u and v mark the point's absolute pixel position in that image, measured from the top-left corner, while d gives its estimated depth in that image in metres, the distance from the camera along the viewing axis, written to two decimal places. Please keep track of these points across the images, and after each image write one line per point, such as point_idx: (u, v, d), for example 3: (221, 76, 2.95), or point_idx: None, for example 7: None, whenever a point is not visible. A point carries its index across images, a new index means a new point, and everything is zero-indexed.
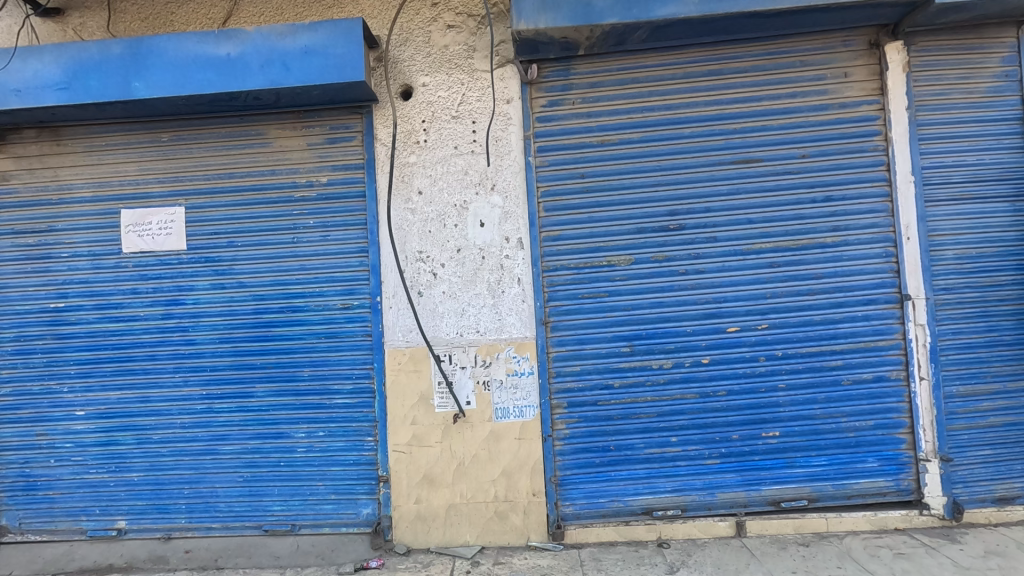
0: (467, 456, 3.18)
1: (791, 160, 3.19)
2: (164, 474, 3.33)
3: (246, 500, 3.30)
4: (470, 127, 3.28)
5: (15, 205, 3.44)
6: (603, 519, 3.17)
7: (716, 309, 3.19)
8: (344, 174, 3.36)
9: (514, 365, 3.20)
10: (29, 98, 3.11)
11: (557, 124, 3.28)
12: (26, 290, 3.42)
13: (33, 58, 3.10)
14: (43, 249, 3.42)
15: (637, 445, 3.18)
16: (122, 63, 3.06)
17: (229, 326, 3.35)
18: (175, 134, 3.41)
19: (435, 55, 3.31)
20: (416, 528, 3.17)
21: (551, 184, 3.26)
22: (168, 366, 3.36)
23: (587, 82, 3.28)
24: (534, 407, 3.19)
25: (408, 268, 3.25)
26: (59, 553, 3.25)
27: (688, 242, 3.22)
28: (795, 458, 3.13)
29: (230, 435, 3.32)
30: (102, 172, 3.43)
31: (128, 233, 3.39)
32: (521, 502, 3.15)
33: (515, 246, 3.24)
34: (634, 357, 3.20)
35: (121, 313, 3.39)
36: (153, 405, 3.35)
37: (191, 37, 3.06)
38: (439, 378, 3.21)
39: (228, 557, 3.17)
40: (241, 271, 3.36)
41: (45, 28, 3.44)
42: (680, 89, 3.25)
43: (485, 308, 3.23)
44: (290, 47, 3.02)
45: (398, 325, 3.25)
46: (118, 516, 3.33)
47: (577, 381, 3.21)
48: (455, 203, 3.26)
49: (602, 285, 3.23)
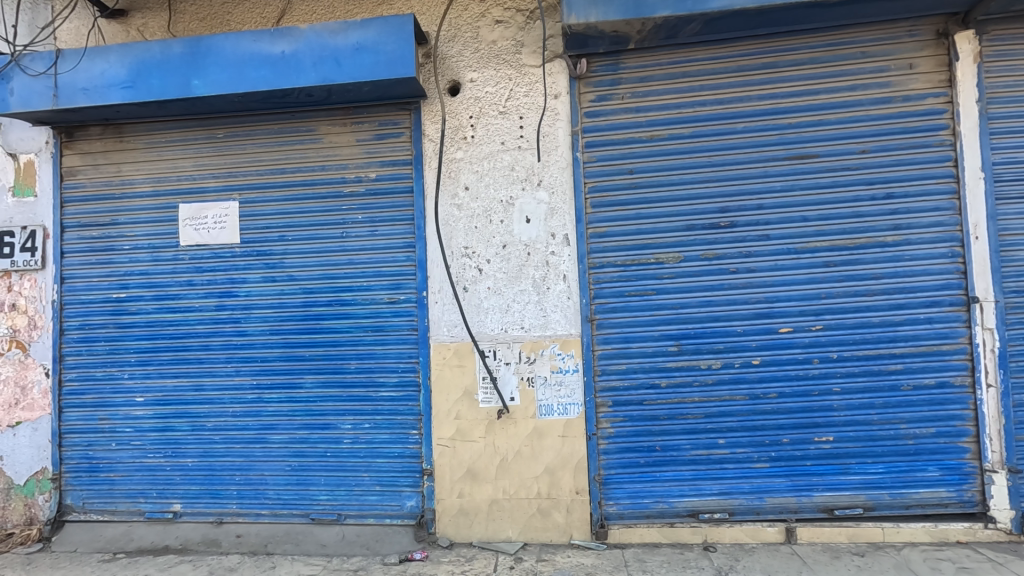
0: (510, 452, 3.18)
1: (850, 156, 3.07)
2: (217, 460, 3.44)
3: (293, 488, 3.37)
4: (518, 123, 3.27)
5: (82, 199, 3.60)
6: (647, 520, 3.12)
7: (767, 309, 3.10)
8: (392, 169, 3.39)
9: (559, 362, 3.18)
10: (96, 97, 3.24)
11: (605, 119, 3.24)
12: (90, 280, 3.58)
13: (100, 59, 3.23)
14: (107, 241, 3.57)
15: (683, 446, 3.12)
16: (183, 63, 3.17)
17: (279, 318, 3.43)
18: (231, 130, 3.51)
19: (483, 51, 3.31)
20: (459, 522, 3.19)
21: (598, 180, 3.23)
22: (221, 356, 3.46)
23: (636, 77, 3.23)
24: (578, 405, 3.17)
25: (454, 263, 3.27)
26: (118, 533, 3.39)
27: (739, 240, 3.14)
28: (850, 464, 3.03)
29: (278, 424, 3.40)
30: (161, 168, 3.55)
31: (186, 227, 3.51)
32: (564, 500, 3.14)
33: (561, 242, 3.22)
34: (682, 356, 3.14)
35: (177, 304, 3.51)
36: (207, 394, 3.46)
37: (247, 37, 3.14)
38: (483, 374, 3.22)
39: (277, 543, 3.26)
40: (291, 264, 3.43)
41: (110, 29, 3.58)
42: (732, 83, 3.17)
43: (530, 305, 3.22)
44: (343, 45, 3.06)
45: (443, 319, 3.27)
46: (173, 499, 3.45)
47: (622, 380, 3.17)
48: (502, 199, 3.26)
49: (649, 284, 3.18)
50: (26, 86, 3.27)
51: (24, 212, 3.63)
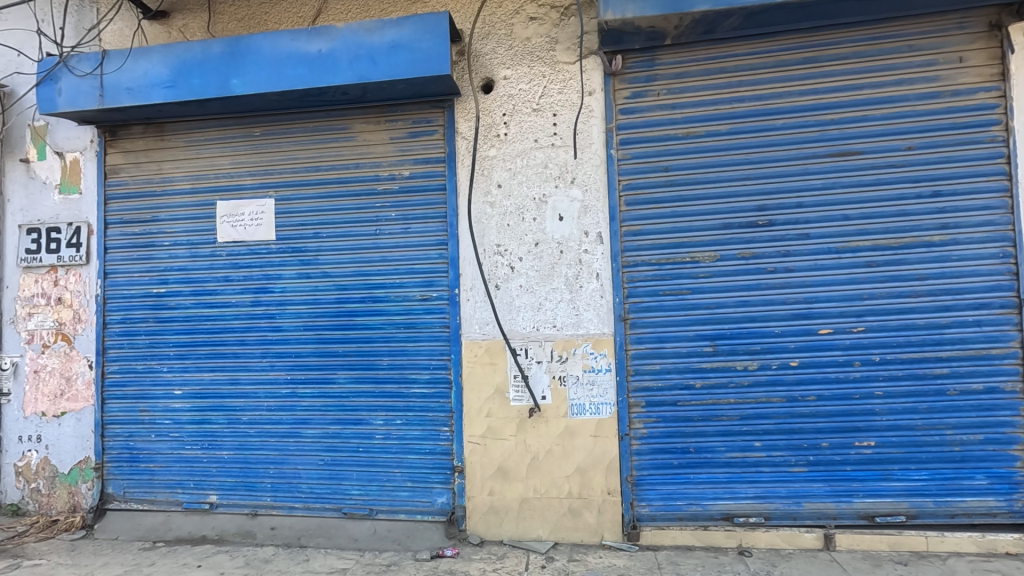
0: (541, 450, 3.17)
1: (895, 152, 2.98)
2: (252, 453, 3.50)
3: (326, 482, 3.41)
4: (552, 120, 3.26)
5: (124, 196, 3.70)
6: (680, 522, 3.08)
7: (806, 310, 3.03)
8: (425, 167, 3.40)
9: (591, 361, 3.16)
10: (139, 96, 3.31)
11: (640, 116, 3.20)
12: (132, 275, 3.67)
13: (144, 59, 3.31)
14: (147, 237, 3.66)
15: (717, 448, 3.07)
16: (223, 62, 3.23)
17: (313, 314, 3.47)
18: (267, 128, 3.57)
19: (516, 48, 3.30)
20: (489, 520, 3.19)
21: (632, 178, 3.19)
22: (256, 350, 3.52)
23: (672, 73, 3.18)
24: (610, 404, 3.14)
25: (486, 261, 3.27)
26: (157, 522, 3.48)
27: (777, 239, 3.07)
28: (892, 470, 2.94)
29: (312, 419, 3.45)
30: (200, 166, 3.63)
31: (223, 224, 3.58)
32: (595, 500, 3.12)
33: (595, 241, 3.19)
34: (717, 357, 3.09)
35: (215, 299, 3.58)
36: (242, 387, 3.53)
37: (285, 36, 3.18)
38: (515, 372, 3.22)
39: (310, 536, 3.30)
40: (325, 261, 3.47)
41: (152, 30, 3.67)
42: (771, 79, 3.10)
43: (562, 303, 3.21)
44: (378, 43, 3.08)
45: (475, 317, 3.28)
46: (209, 490, 3.52)
47: (656, 380, 3.13)
48: (535, 196, 3.25)
49: (684, 283, 3.13)
50: (74, 86, 3.37)
51: (70, 210, 3.74)
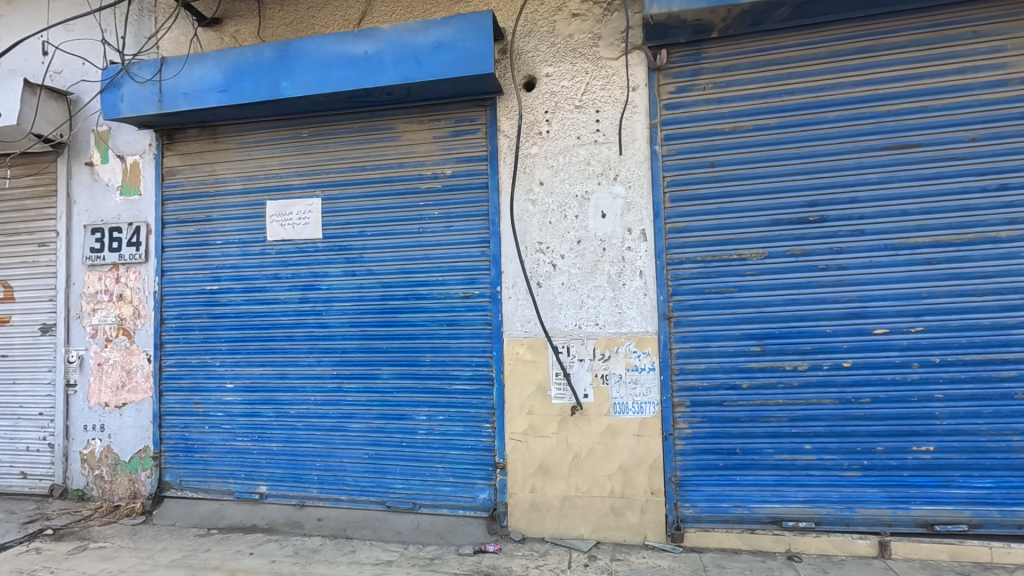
0: (583, 449, 3.16)
1: (958, 144, 2.84)
2: (300, 446, 3.60)
3: (371, 476, 3.48)
4: (594, 116, 3.24)
5: (180, 197, 3.85)
6: (726, 524, 3.02)
7: (860, 309, 2.93)
8: (468, 165, 3.43)
9: (634, 359, 3.14)
10: (195, 101, 3.46)
11: (685, 111, 3.15)
12: (187, 273, 3.82)
13: (200, 64, 3.44)
14: (201, 236, 3.80)
15: (765, 450, 3.00)
16: (273, 66, 3.33)
17: (358, 311, 3.54)
18: (315, 130, 3.66)
19: (559, 45, 3.30)
20: (531, 517, 3.20)
21: (677, 174, 3.14)
22: (304, 346, 3.62)
23: (719, 66, 3.12)
24: (654, 404, 3.10)
25: (528, 258, 3.28)
26: (211, 510, 3.62)
27: (830, 236, 2.97)
28: (952, 477, 2.81)
29: (356, 413, 3.52)
30: (251, 166, 3.75)
31: (272, 223, 3.69)
32: (638, 500, 3.09)
33: (638, 238, 3.16)
34: (765, 357, 3.01)
35: (264, 296, 3.69)
36: (290, 381, 3.63)
37: (333, 39, 3.26)
38: (556, 369, 3.21)
39: (355, 528, 3.37)
40: (370, 259, 3.54)
41: (207, 36, 3.81)
42: (824, 70, 3.00)
43: (604, 301, 3.19)
44: (423, 43, 3.12)
45: (517, 315, 3.29)
46: (259, 481, 3.64)
47: (701, 379, 3.08)
48: (577, 194, 3.24)
49: (730, 281, 3.06)
50: (135, 92, 3.54)
51: (130, 210, 3.92)
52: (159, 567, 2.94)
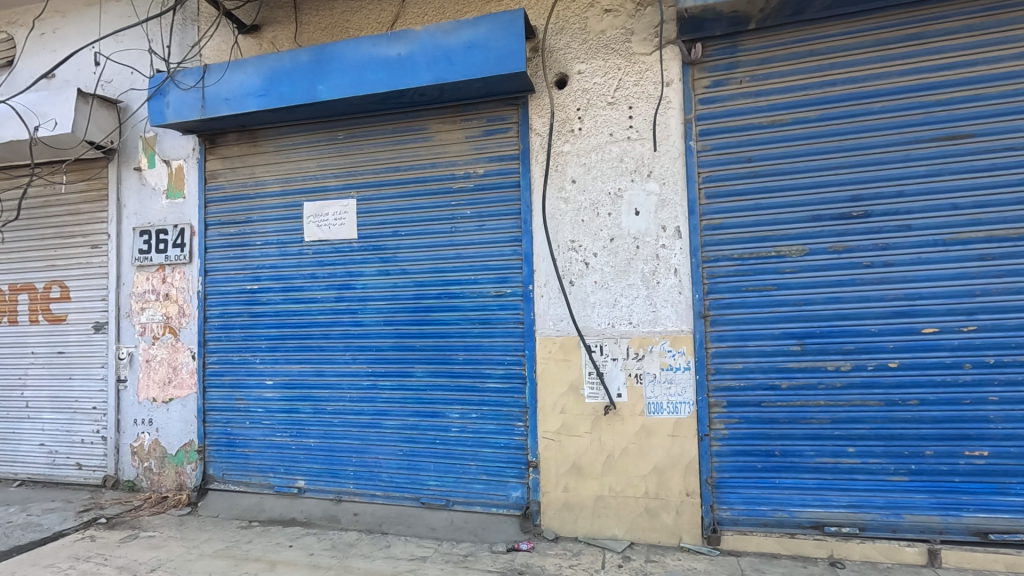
0: (617, 448, 3.13)
1: (1014, 134, 2.71)
2: (336, 442, 3.67)
3: (405, 472, 3.53)
4: (627, 113, 3.21)
5: (222, 200, 3.98)
6: (764, 528, 2.95)
7: (908, 307, 2.81)
8: (500, 164, 3.44)
9: (669, 359, 3.09)
10: (235, 105, 3.56)
11: (721, 105, 3.08)
12: (228, 273, 3.95)
13: (240, 71, 3.55)
14: (242, 237, 3.92)
15: (806, 452, 2.91)
16: (310, 70, 3.40)
17: (392, 310, 3.60)
18: (350, 132, 3.73)
19: (591, 42, 3.29)
20: (564, 516, 3.19)
21: (712, 170, 3.08)
22: (340, 344, 3.69)
23: (756, 59, 3.04)
24: (689, 404, 3.05)
25: (560, 257, 3.27)
26: (252, 503, 3.73)
27: (874, 232, 2.86)
28: (1008, 484, 2.68)
29: (391, 411, 3.57)
30: (289, 169, 3.84)
31: (309, 224, 3.77)
32: (673, 501, 3.05)
33: (672, 235, 3.11)
34: (806, 357, 2.92)
35: (302, 295, 3.78)
36: (327, 378, 3.71)
37: (367, 42, 3.31)
38: (589, 369, 3.20)
39: (390, 524, 3.43)
40: (403, 258, 3.59)
41: (246, 43, 3.92)
42: (868, 60, 2.90)
43: (638, 300, 3.16)
44: (455, 43, 3.14)
45: (549, 313, 3.29)
46: (298, 475, 3.73)
47: (738, 380, 3.01)
48: (610, 191, 3.21)
49: (769, 278, 2.98)
50: (179, 99, 3.67)
51: (175, 213, 4.07)
52: (204, 557, 3.05)
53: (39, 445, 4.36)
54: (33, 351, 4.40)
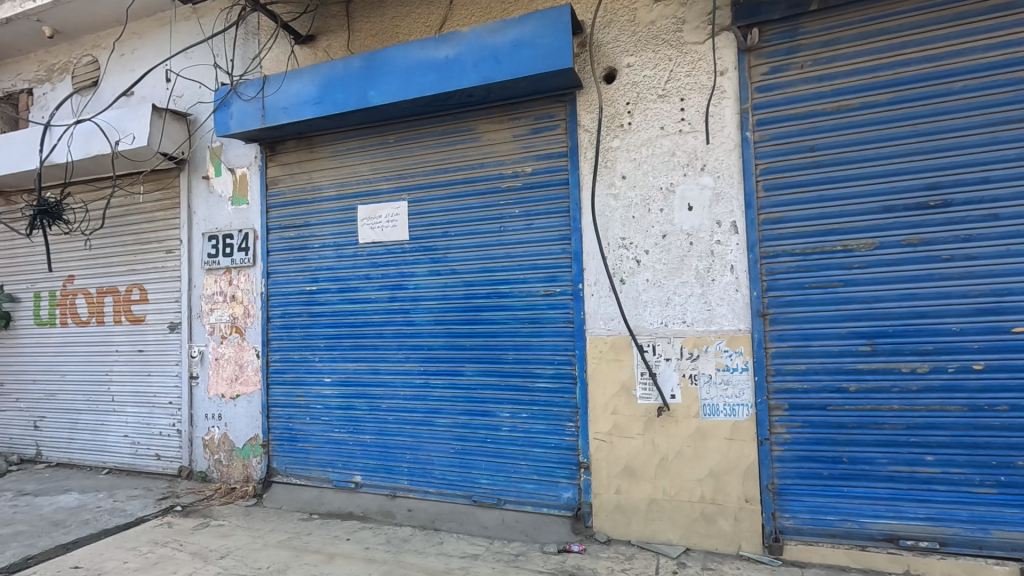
0: (671, 451, 3.04)
1: None
2: (391, 438, 3.76)
3: (457, 470, 3.57)
4: (678, 105, 3.11)
5: (282, 205, 4.15)
6: (831, 539, 2.78)
7: (995, 304, 2.57)
8: (548, 162, 3.41)
9: (725, 359, 2.98)
10: (293, 114, 3.70)
11: (780, 93, 2.93)
12: (289, 275, 4.12)
13: (296, 80, 3.69)
14: (301, 240, 4.08)
15: (877, 460, 2.72)
16: (361, 76, 3.49)
17: (443, 309, 3.64)
18: (401, 135, 3.80)
19: (641, 33, 3.21)
20: (616, 519, 3.13)
21: (771, 161, 2.93)
22: (393, 343, 3.78)
23: (820, 41, 2.87)
24: (747, 406, 2.93)
25: (610, 255, 3.22)
26: (312, 496, 3.88)
27: (955, 222, 2.64)
28: None
29: (443, 409, 3.62)
30: (343, 173, 3.97)
31: (363, 226, 3.88)
32: (731, 507, 2.93)
33: (728, 231, 2.99)
34: (876, 358, 2.73)
35: (357, 296, 3.89)
36: (381, 376, 3.80)
37: (415, 46, 3.37)
38: (641, 369, 3.13)
39: (443, 520, 3.47)
40: (453, 258, 3.62)
41: (303, 53, 4.07)
42: (946, 36, 2.67)
43: (692, 298, 3.06)
44: (501, 43, 3.14)
45: (599, 312, 3.24)
46: (355, 471, 3.85)
47: (801, 382, 2.86)
48: (661, 186, 3.13)
49: (834, 274, 2.81)
50: (242, 110, 3.86)
51: (240, 218, 4.29)
52: (269, 546, 3.19)
53: (123, 436, 4.70)
54: (117, 349, 4.75)
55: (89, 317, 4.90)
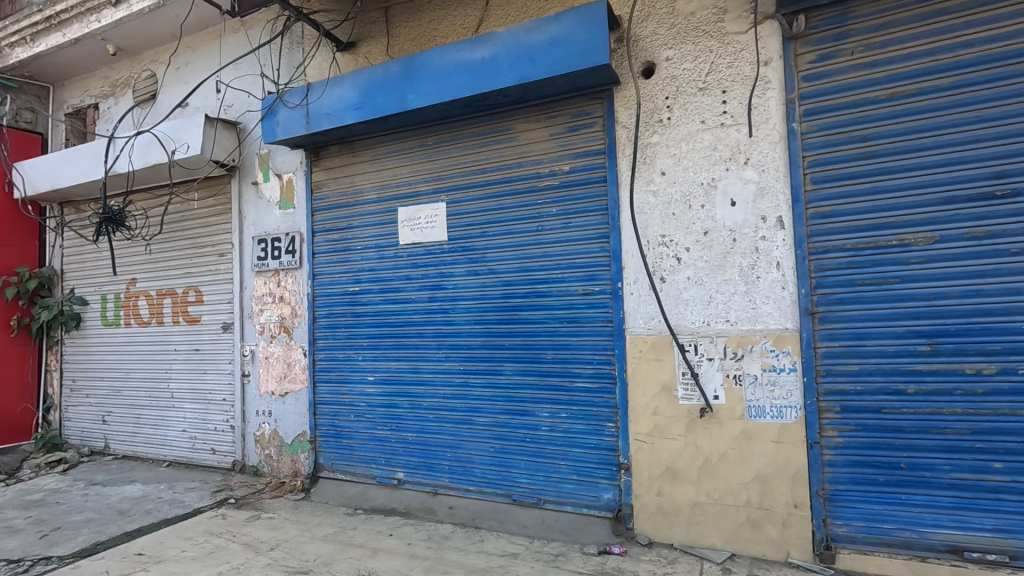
0: (714, 453, 2.97)
1: None
2: (432, 437, 3.81)
3: (497, 469, 3.59)
4: (720, 98, 3.02)
5: (327, 208, 4.28)
6: (888, 548, 2.64)
7: None
8: (585, 160, 3.38)
9: (771, 359, 2.88)
10: (335, 119, 3.81)
11: (829, 81, 2.80)
12: (333, 276, 4.24)
13: (338, 86, 3.79)
14: (344, 242, 4.19)
15: (939, 466, 2.56)
16: (400, 80, 3.56)
17: (481, 309, 3.67)
18: (439, 137, 3.85)
19: (680, 26, 3.13)
20: (658, 521, 3.08)
21: (819, 152, 2.81)
22: (433, 342, 3.83)
23: (872, 25, 2.73)
24: (796, 408, 2.82)
25: (650, 252, 3.16)
26: (357, 492, 3.98)
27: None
28: None
29: (482, 408, 3.65)
30: (384, 176, 4.05)
31: (403, 228, 3.95)
32: (779, 512, 2.83)
33: (774, 226, 2.89)
34: (937, 359, 2.58)
35: (398, 296, 3.97)
36: (422, 375, 3.86)
37: (452, 48, 3.40)
38: (683, 369, 3.06)
39: (483, 518, 3.50)
40: (492, 258, 3.64)
41: (344, 60, 4.18)
42: (1013, 13, 2.49)
43: (736, 296, 2.97)
44: (537, 41, 3.13)
45: (639, 311, 3.18)
46: (397, 468, 3.93)
47: (853, 383, 2.73)
48: (703, 181, 3.05)
49: (889, 270, 2.67)
50: (288, 117, 4.00)
51: (287, 222, 4.44)
52: (315, 540, 3.30)
53: (182, 431, 4.95)
54: (176, 348, 5.00)
55: (150, 317, 5.19)
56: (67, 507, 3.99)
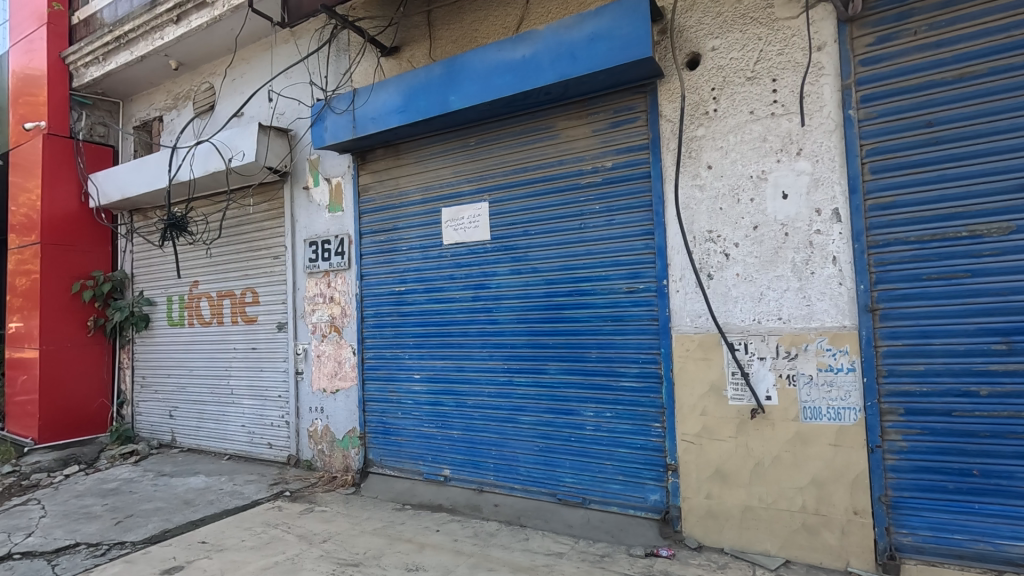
0: (767, 456, 2.86)
1: None
2: (477, 434, 3.85)
3: (542, 468, 3.59)
4: (769, 87, 2.91)
5: (373, 210, 4.38)
6: (959, 561, 2.48)
7: None
8: (629, 156, 3.32)
9: (828, 359, 2.75)
10: (380, 124, 3.90)
11: (889, 64, 2.65)
12: (380, 277, 4.34)
13: (383, 90, 3.88)
14: (390, 243, 4.28)
15: (1016, 474, 2.39)
16: (442, 82, 3.60)
17: (525, 308, 3.67)
18: (481, 137, 3.87)
19: (726, 14, 3.04)
20: (707, 525, 3.00)
21: (879, 140, 2.66)
22: (477, 341, 3.86)
23: (937, 3, 2.56)
24: (855, 410, 2.68)
25: (696, 249, 3.08)
26: (405, 488, 4.06)
27: None
28: None
29: (527, 406, 3.65)
30: (428, 178, 4.11)
31: (447, 228, 3.99)
32: (837, 519, 2.70)
33: (829, 219, 2.75)
34: (1013, 359, 2.40)
35: (443, 295, 4.02)
36: (467, 373, 3.90)
37: (493, 48, 3.41)
38: (732, 368, 2.96)
39: (529, 517, 3.50)
40: (534, 257, 3.63)
41: (389, 65, 4.27)
42: None
43: (789, 293, 2.85)
44: (578, 38, 3.11)
45: (686, 309, 3.11)
46: (443, 465, 3.99)
47: (918, 384, 2.57)
48: (752, 174, 2.94)
49: (958, 264, 2.49)
50: (336, 123, 4.13)
51: (336, 224, 4.57)
52: (365, 533, 3.39)
53: (241, 426, 5.19)
54: (235, 347, 5.25)
55: (211, 318, 5.46)
56: (138, 496, 4.26)
